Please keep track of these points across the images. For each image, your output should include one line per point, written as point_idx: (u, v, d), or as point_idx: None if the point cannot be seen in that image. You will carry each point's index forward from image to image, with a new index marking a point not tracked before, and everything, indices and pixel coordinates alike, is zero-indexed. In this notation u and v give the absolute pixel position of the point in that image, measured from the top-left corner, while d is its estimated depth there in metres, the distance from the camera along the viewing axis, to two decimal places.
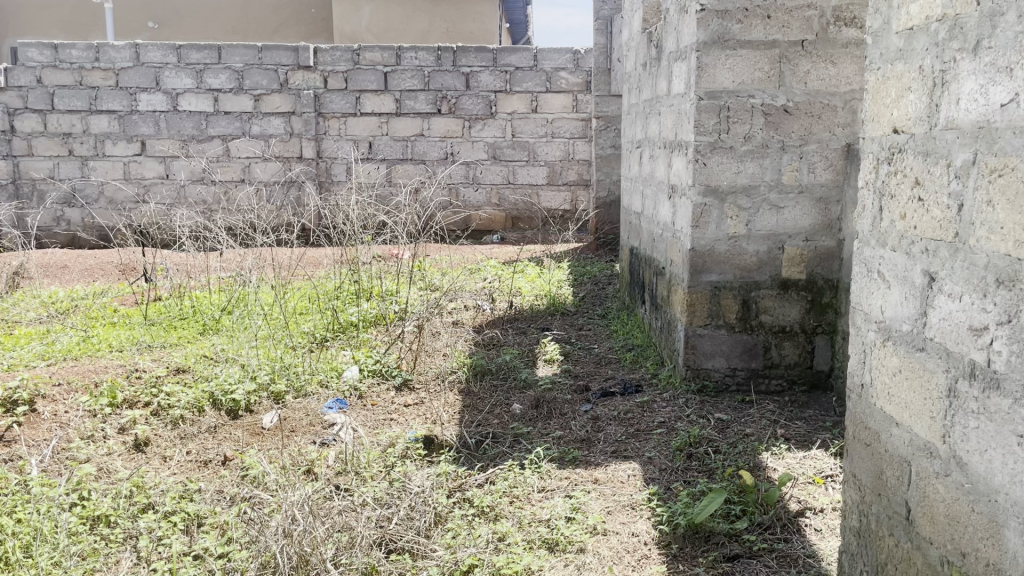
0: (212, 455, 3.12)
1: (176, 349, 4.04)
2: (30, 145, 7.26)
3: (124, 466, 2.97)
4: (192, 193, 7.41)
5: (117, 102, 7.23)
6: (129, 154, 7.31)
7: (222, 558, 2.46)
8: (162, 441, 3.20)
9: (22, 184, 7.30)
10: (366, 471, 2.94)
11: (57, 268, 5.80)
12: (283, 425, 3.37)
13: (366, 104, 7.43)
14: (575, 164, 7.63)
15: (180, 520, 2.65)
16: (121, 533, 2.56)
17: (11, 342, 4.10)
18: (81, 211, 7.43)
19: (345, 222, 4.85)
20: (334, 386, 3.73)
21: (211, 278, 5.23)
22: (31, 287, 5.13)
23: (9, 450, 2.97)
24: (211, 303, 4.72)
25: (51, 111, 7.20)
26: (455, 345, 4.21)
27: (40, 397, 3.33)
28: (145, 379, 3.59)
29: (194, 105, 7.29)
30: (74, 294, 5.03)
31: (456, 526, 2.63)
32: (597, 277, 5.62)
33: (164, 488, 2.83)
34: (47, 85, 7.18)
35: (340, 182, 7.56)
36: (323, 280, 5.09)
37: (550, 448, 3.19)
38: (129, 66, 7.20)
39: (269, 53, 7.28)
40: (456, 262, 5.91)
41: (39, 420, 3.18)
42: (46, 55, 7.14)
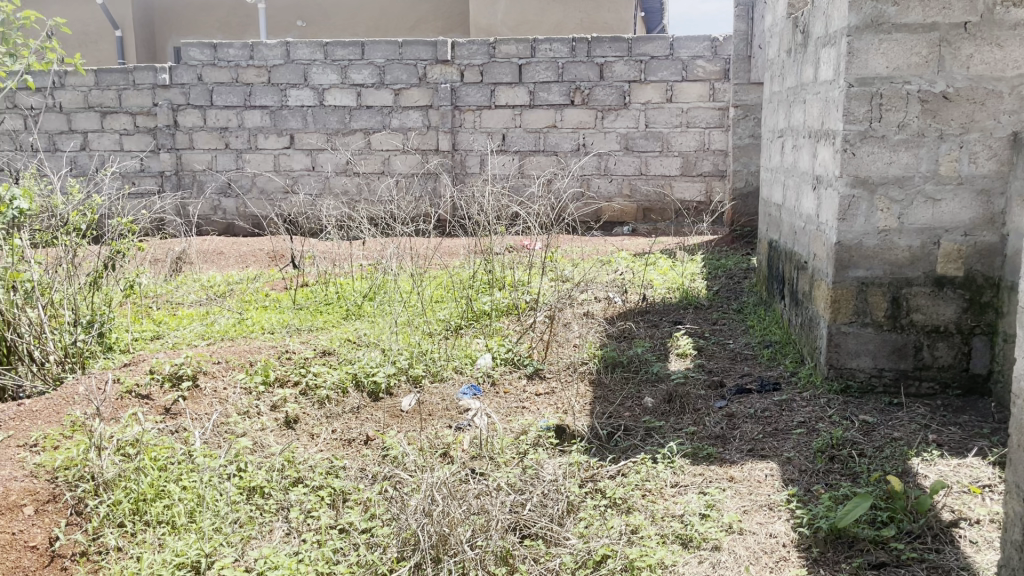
0: (355, 434, 3.28)
1: (322, 332, 4.25)
2: (191, 139, 7.78)
3: (276, 442, 3.16)
4: (336, 183, 7.75)
5: (269, 97, 7.65)
6: (279, 147, 7.74)
7: (366, 532, 2.59)
8: (310, 419, 3.38)
9: (184, 175, 7.87)
10: (500, 456, 3.01)
11: (215, 254, 6.21)
12: (422, 408, 3.49)
13: (500, 97, 7.54)
14: (711, 154, 7.45)
15: (328, 495, 2.80)
16: (274, 504, 2.73)
17: (175, 322, 4.43)
18: (236, 200, 7.93)
19: (480, 213, 4.95)
20: (468, 373, 3.83)
21: (355, 266, 5.45)
22: (192, 271, 5.53)
23: (176, 422, 3.19)
24: (354, 289, 4.93)
25: (209, 107, 7.70)
26: (587, 336, 4.23)
27: (202, 373, 3.56)
28: (295, 360, 3.79)
29: (338, 99, 7.61)
30: (230, 279, 5.37)
31: (589, 516, 2.64)
32: (732, 270, 5.49)
33: (313, 464, 2.99)
34: (207, 82, 7.67)
35: (474, 173, 7.71)
36: (459, 270, 5.22)
37: (683, 444, 3.15)
38: (280, 63, 7.59)
39: (409, 48, 7.49)
40: (589, 253, 5.92)
41: (202, 395, 3.41)
42: (206, 54, 7.63)
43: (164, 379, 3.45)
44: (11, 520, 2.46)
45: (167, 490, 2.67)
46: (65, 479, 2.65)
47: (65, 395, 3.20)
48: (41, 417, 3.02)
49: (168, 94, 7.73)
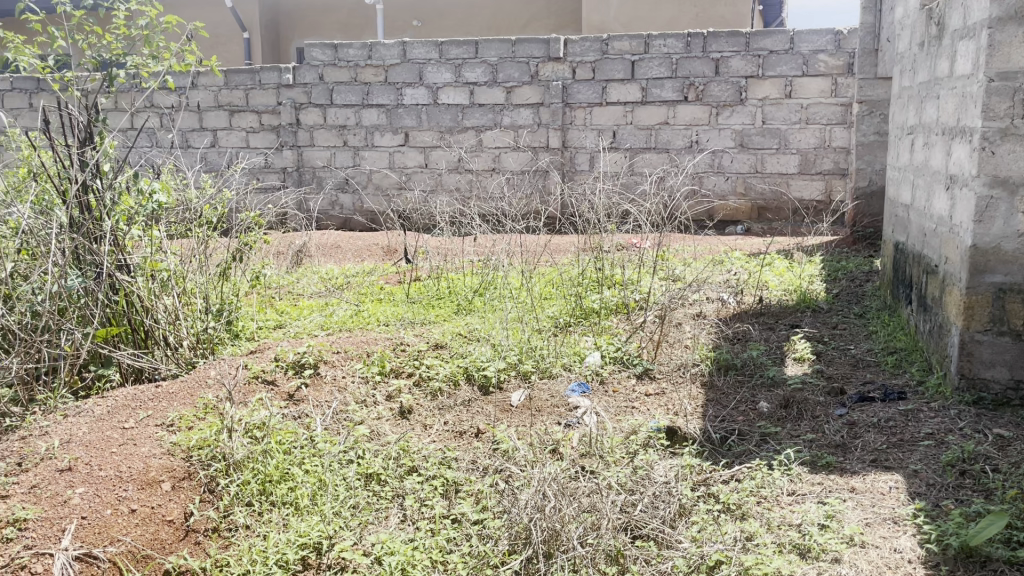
0: (467, 427, 3.33)
1: (434, 325, 4.34)
2: (312, 136, 8.09)
3: (392, 431, 3.26)
4: (448, 180, 7.90)
5: (385, 96, 7.87)
6: (394, 144, 7.95)
7: (478, 524, 2.64)
8: (423, 410, 3.47)
9: (304, 171, 8.19)
10: (610, 455, 3.00)
11: (332, 247, 6.44)
12: (531, 403, 3.52)
13: (612, 94, 7.49)
14: (832, 152, 7.18)
15: (441, 484, 2.87)
16: (390, 491, 2.81)
17: (296, 312, 4.62)
18: (353, 196, 8.20)
19: (591, 211, 4.93)
20: (577, 370, 3.82)
21: (466, 261, 5.54)
22: (312, 264, 5.75)
23: (299, 407, 3.33)
24: (466, 285, 5.01)
25: (329, 106, 7.98)
26: (699, 337, 4.15)
27: (323, 361, 3.70)
28: (409, 352, 3.89)
29: (452, 98, 7.74)
30: (348, 272, 5.56)
31: (701, 520, 2.60)
32: (854, 273, 5.28)
33: (426, 454, 3.06)
34: (328, 81, 7.95)
35: (584, 171, 7.70)
36: (569, 267, 5.22)
37: (801, 451, 3.05)
38: (397, 62, 7.79)
39: (522, 45, 7.54)
40: (701, 252, 5.81)
41: (323, 383, 3.54)
42: (327, 54, 7.89)
43: (288, 366, 3.60)
44: (151, 494, 2.61)
45: (291, 473, 2.79)
46: (199, 458, 2.79)
47: (198, 379, 3.39)
48: (177, 398, 3.21)
49: (291, 93, 8.05)
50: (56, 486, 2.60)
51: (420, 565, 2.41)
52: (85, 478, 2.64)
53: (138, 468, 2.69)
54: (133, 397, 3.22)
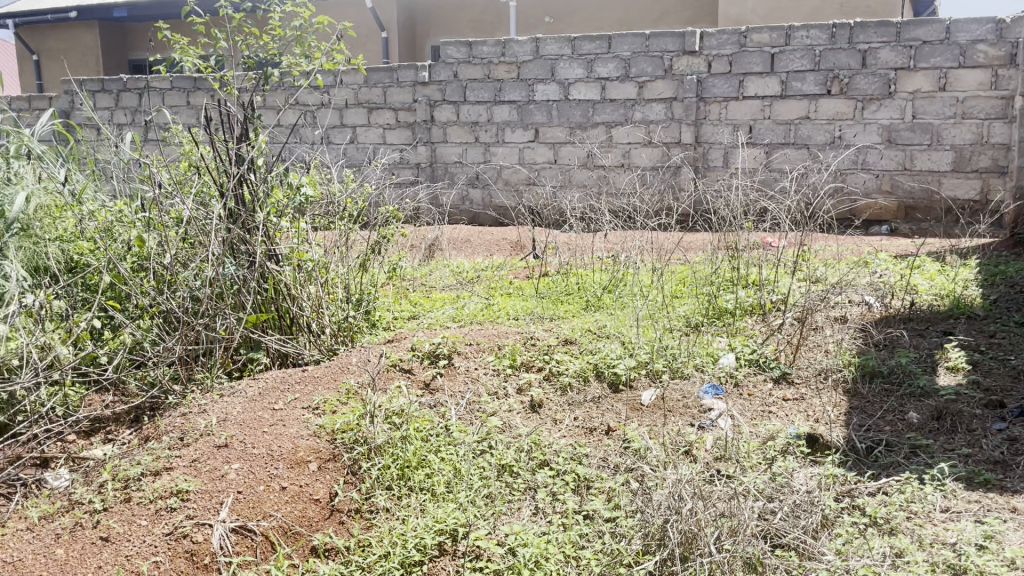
0: (597, 424, 3.31)
1: (564, 321, 4.34)
2: (445, 132, 8.26)
3: (523, 424, 3.28)
4: (578, 176, 7.91)
5: (517, 92, 7.94)
6: (524, 140, 8.02)
7: (611, 521, 2.62)
8: (553, 405, 3.47)
9: (437, 167, 8.38)
10: (747, 460, 2.91)
11: (463, 242, 6.55)
12: (662, 403, 3.46)
13: (749, 87, 7.28)
14: (989, 148, 6.73)
15: (573, 480, 2.86)
16: (523, 483, 2.83)
17: (429, 304, 4.74)
18: (483, 191, 8.33)
19: (725, 208, 4.81)
20: (710, 371, 3.73)
21: (595, 258, 5.51)
22: (443, 258, 5.87)
23: (434, 396, 3.41)
24: (595, 281, 4.98)
25: (463, 102, 8.12)
26: (841, 341, 3.98)
27: (456, 353, 3.77)
28: (539, 347, 3.91)
29: (583, 93, 7.73)
30: (477, 266, 5.65)
31: (847, 532, 2.49)
32: (1013, 278, 4.92)
33: (558, 448, 3.07)
34: (462, 79, 8.08)
35: (717, 167, 7.53)
36: (701, 266, 5.11)
37: (956, 466, 2.88)
38: (530, 59, 7.84)
39: (656, 40, 7.43)
40: (841, 253, 5.56)
41: (456, 373, 3.61)
42: (462, 51, 8.04)
43: (424, 356, 3.70)
44: (300, 473, 2.74)
45: (428, 460, 2.87)
46: (342, 441, 2.91)
47: (340, 365, 3.53)
48: (321, 382, 3.36)
49: (426, 90, 8.23)
50: (214, 461, 2.76)
51: (554, 559, 2.41)
52: (240, 454, 2.79)
53: (288, 448, 2.83)
54: (281, 380, 3.40)
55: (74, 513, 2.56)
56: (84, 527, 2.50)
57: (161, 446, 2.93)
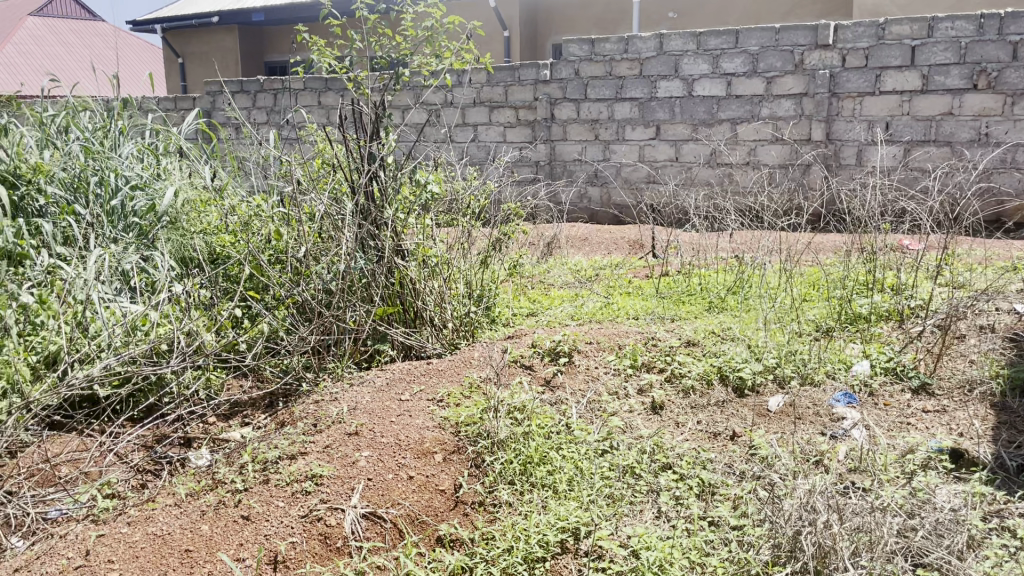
0: (721, 429, 3.24)
1: (686, 322, 4.26)
2: (565, 130, 8.25)
3: (645, 425, 3.24)
4: (701, 174, 7.77)
5: (639, 89, 7.86)
6: (645, 138, 7.94)
7: (737, 530, 2.55)
8: (675, 407, 3.41)
9: (556, 165, 8.40)
10: (884, 473, 2.78)
11: (581, 240, 6.54)
12: (790, 410, 3.35)
13: (887, 82, 6.94)
14: None
15: (697, 485, 2.80)
16: (645, 485, 2.79)
17: (548, 302, 4.75)
18: (602, 189, 8.30)
19: (860, 208, 4.60)
20: (842, 378, 3.58)
21: (717, 258, 5.38)
22: (561, 256, 5.88)
23: (556, 393, 3.40)
24: (718, 282, 4.87)
25: (583, 100, 8.10)
26: (987, 351, 3.73)
27: (577, 351, 3.75)
28: (661, 347, 3.85)
29: (708, 90, 7.57)
30: (596, 264, 5.62)
31: (996, 555, 2.32)
32: None
33: (681, 452, 3.01)
34: (583, 76, 8.05)
35: (850, 165, 7.24)
36: (832, 268, 4.90)
37: None
38: (653, 55, 7.73)
39: (787, 33, 7.18)
40: (986, 257, 5.22)
41: (577, 371, 3.59)
42: (584, 49, 8.01)
43: (544, 353, 3.70)
44: (426, 463, 2.80)
45: (550, 457, 2.88)
46: (467, 434, 2.95)
47: (463, 359, 3.59)
48: (446, 375, 3.43)
49: (547, 88, 8.24)
50: (345, 448, 2.86)
51: (678, 564, 2.36)
52: (370, 443, 2.88)
53: (415, 438, 2.91)
54: (407, 371, 3.49)
55: (218, 492, 2.70)
56: (227, 505, 2.62)
57: (296, 431, 3.06)
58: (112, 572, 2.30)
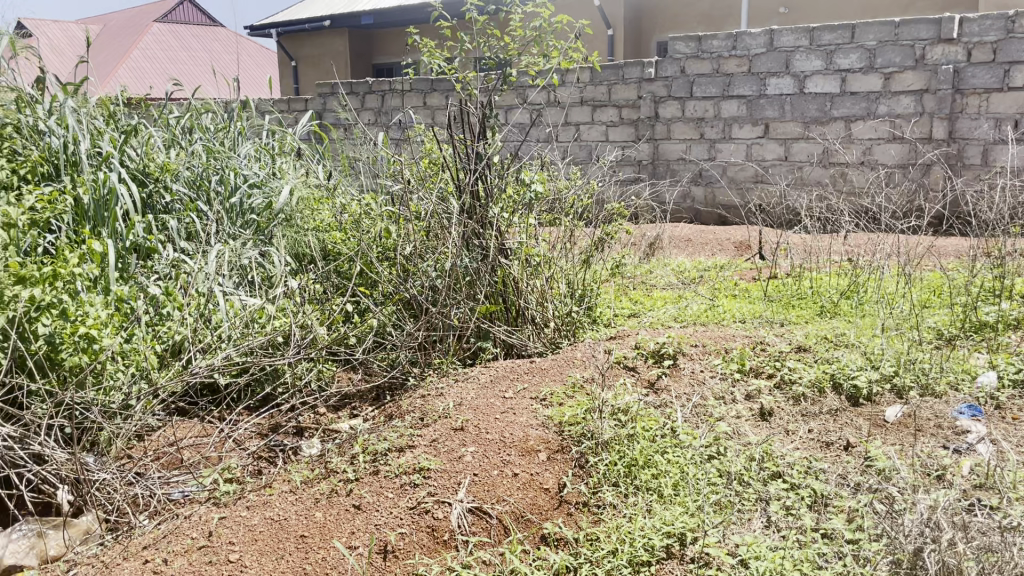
0: (834, 438, 3.13)
1: (796, 326, 4.13)
2: (669, 129, 8.13)
3: (753, 432, 3.15)
4: (811, 174, 7.56)
5: (748, 87, 7.69)
6: (753, 136, 7.77)
7: (852, 543, 2.44)
8: (784, 414, 3.32)
9: (659, 164, 8.29)
10: (1013, 490, 2.62)
11: (684, 240, 6.44)
12: (909, 422, 3.20)
13: (1017, 77, 6.60)
14: None
15: (809, 495, 2.71)
16: (754, 493, 2.72)
17: (651, 303, 4.70)
18: (706, 189, 8.16)
19: (987, 211, 4.35)
20: (966, 390, 3.40)
21: (829, 262, 5.20)
22: (664, 256, 5.81)
23: (661, 396, 3.35)
24: (830, 286, 4.70)
25: (689, 98, 7.96)
26: None
27: (682, 353, 3.69)
28: (770, 352, 3.74)
29: (821, 87, 7.35)
30: (700, 266, 5.53)
31: None
32: None
33: (791, 461, 2.92)
34: (689, 74, 7.92)
35: (975, 165, 6.89)
36: (954, 274, 4.66)
37: None
38: (763, 51, 7.53)
39: (907, 27, 6.88)
40: None
41: (682, 375, 3.53)
42: (691, 46, 7.87)
43: (648, 355, 3.64)
44: (531, 461, 2.82)
45: (655, 461, 2.84)
46: (571, 434, 2.95)
47: (566, 358, 3.60)
48: (549, 374, 3.43)
49: (652, 86, 8.13)
50: (452, 443, 2.90)
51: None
52: (475, 438, 2.92)
53: (519, 436, 2.93)
54: (511, 369, 3.52)
55: (331, 480, 2.79)
56: (339, 494, 2.70)
57: (404, 424, 3.14)
58: (233, 553, 2.41)
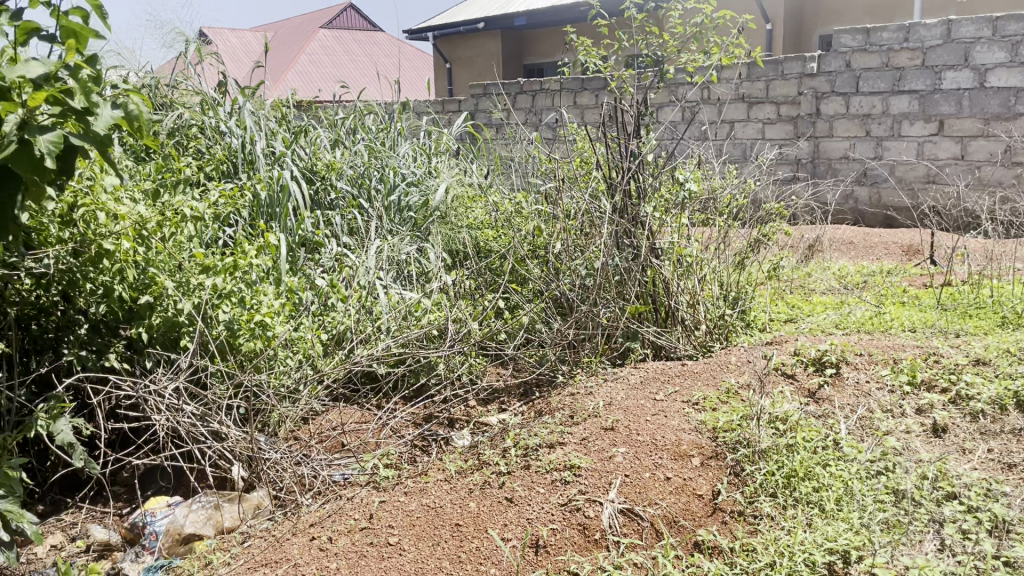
0: (1018, 460, 2.88)
1: (974, 338, 3.83)
2: (831, 127, 7.77)
3: (925, 449, 2.95)
4: (990, 174, 7.06)
5: (921, 81, 7.23)
6: (925, 134, 7.30)
7: None
8: (960, 431, 3.08)
9: (819, 163, 7.93)
10: None
11: (845, 243, 6.13)
12: None
13: None
14: None
15: (989, 520, 2.50)
16: (926, 514, 2.54)
17: (809, 308, 4.51)
18: (870, 189, 7.74)
19: None
20: None
21: (1012, 269, 4.80)
22: (823, 260, 5.55)
23: (822, 407, 3.20)
24: (1013, 295, 4.33)
25: (854, 94, 7.58)
26: None
27: (845, 362, 3.50)
28: (944, 365, 3.49)
29: (1004, 80, 6.80)
30: (864, 271, 5.24)
31: None
32: None
33: (968, 482, 2.71)
34: (855, 68, 7.53)
35: None
36: None
37: None
38: (939, 43, 7.06)
39: None
40: None
41: (845, 385, 3.35)
42: (858, 39, 7.46)
43: (808, 362, 3.48)
44: (683, 466, 2.76)
45: (816, 473, 2.71)
46: (725, 440, 2.87)
47: (720, 363, 3.51)
48: (701, 378, 3.36)
49: (813, 82, 7.79)
50: (602, 442, 2.89)
51: None
52: (626, 439, 2.89)
53: (671, 439, 2.88)
54: (663, 371, 3.47)
55: (484, 472, 2.84)
56: (492, 486, 2.75)
57: (554, 421, 3.16)
58: (393, 536, 2.51)
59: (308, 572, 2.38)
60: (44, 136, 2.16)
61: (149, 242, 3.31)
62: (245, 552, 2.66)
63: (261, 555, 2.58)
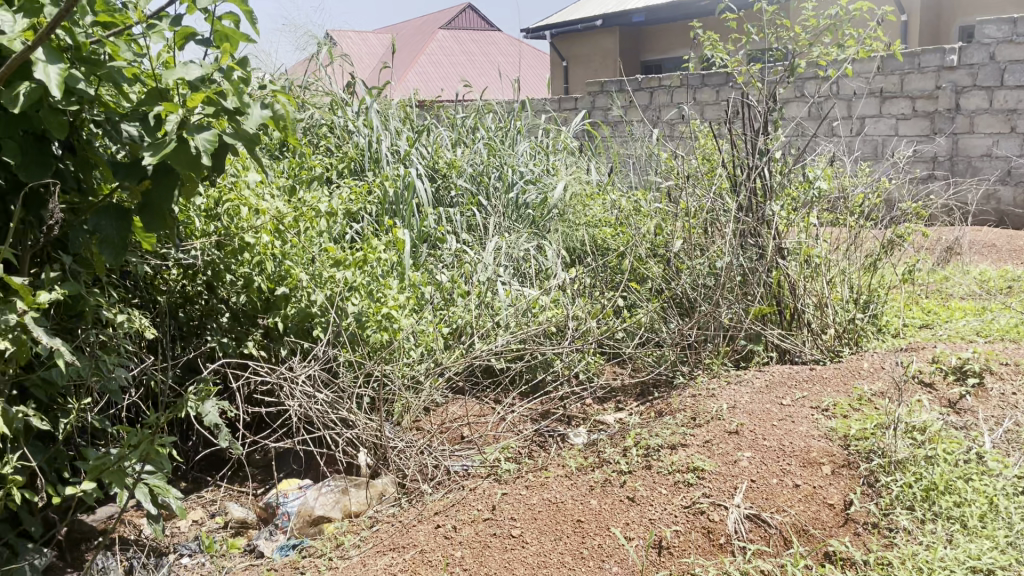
0: None
1: None
2: (972, 122, 7.39)
3: None
4: None
5: None
6: None
7: None
8: None
9: (958, 161, 7.54)
10: None
11: (985, 247, 5.80)
12: None
13: None
14: None
15: None
16: None
17: (947, 314, 4.29)
18: (1015, 189, 7.40)
19: None
20: None
21: None
22: (961, 264, 5.27)
23: (964, 417, 3.03)
24: None
25: (999, 87, 7.22)
26: None
27: (989, 372, 3.31)
28: None
29: None
30: (1008, 275, 4.94)
31: None
32: None
33: None
34: (1001, 60, 7.17)
35: None
36: None
37: None
38: None
39: None
40: None
41: (989, 396, 3.16)
42: (1004, 30, 7.10)
43: (948, 370, 3.31)
44: (813, 473, 2.68)
45: (957, 487, 2.58)
46: (858, 449, 2.76)
47: (851, 368, 3.39)
48: (831, 384, 3.25)
49: (952, 75, 7.41)
50: (727, 445, 2.84)
51: None
52: (752, 444, 2.83)
53: (800, 446, 2.80)
54: (790, 375, 3.38)
55: (605, 470, 2.83)
56: (613, 484, 2.74)
57: (675, 421, 3.13)
58: (515, 529, 2.54)
59: (434, 559, 2.45)
60: (201, 136, 2.32)
61: (285, 236, 3.52)
62: (373, 536, 2.75)
63: (388, 540, 2.66)
